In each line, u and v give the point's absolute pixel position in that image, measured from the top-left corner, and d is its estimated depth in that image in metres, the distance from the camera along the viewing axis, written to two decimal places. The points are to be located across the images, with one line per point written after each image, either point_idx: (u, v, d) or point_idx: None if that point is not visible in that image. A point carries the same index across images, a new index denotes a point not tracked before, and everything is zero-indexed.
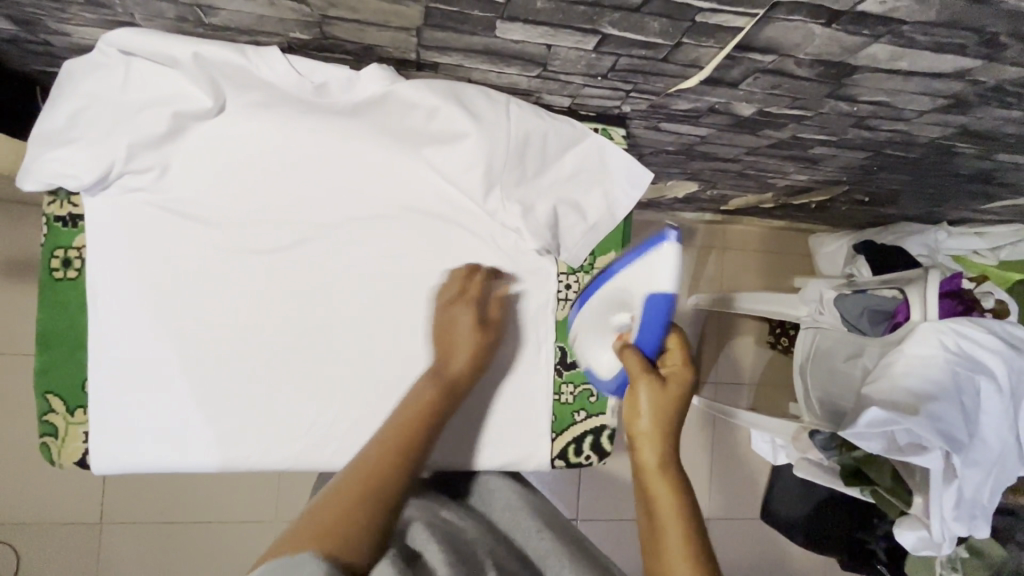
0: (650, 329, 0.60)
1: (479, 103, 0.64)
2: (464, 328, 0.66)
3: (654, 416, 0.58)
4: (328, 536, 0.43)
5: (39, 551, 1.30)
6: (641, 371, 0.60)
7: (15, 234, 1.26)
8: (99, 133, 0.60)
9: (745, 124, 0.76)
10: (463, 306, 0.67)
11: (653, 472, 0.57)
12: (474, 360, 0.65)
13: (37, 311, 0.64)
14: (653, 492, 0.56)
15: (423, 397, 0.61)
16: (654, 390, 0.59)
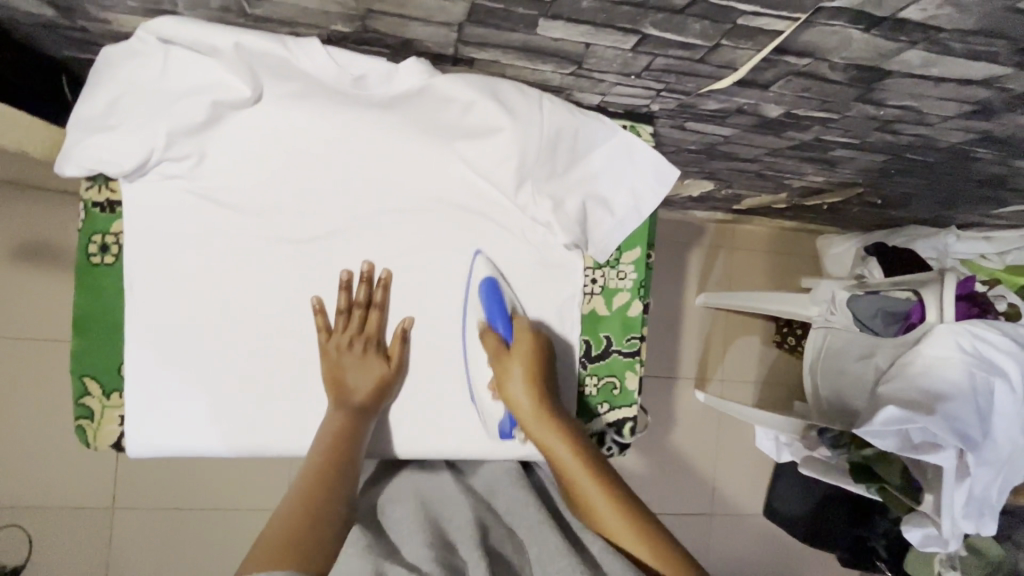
0: (494, 317, 0.69)
1: (514, 98, 0.65)
2: (358, 368, 0.67)
3: (525, 391, 0.66)
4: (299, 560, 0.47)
5: (52, 535, 1.31)
6: (498, 358, 0.68)
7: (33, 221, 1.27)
8: (139, 120, 0.61)
9: (770, 125, 0.77)
10: (362, 344, 0.67)
11: (548, 441, 0.63)
12: (376, 394, 0.67)
13: (75, 296, 0.65)
14: (558, 461, 0.62)
15: (334, 431, 0.63)
16: (518, 365, 0.67)
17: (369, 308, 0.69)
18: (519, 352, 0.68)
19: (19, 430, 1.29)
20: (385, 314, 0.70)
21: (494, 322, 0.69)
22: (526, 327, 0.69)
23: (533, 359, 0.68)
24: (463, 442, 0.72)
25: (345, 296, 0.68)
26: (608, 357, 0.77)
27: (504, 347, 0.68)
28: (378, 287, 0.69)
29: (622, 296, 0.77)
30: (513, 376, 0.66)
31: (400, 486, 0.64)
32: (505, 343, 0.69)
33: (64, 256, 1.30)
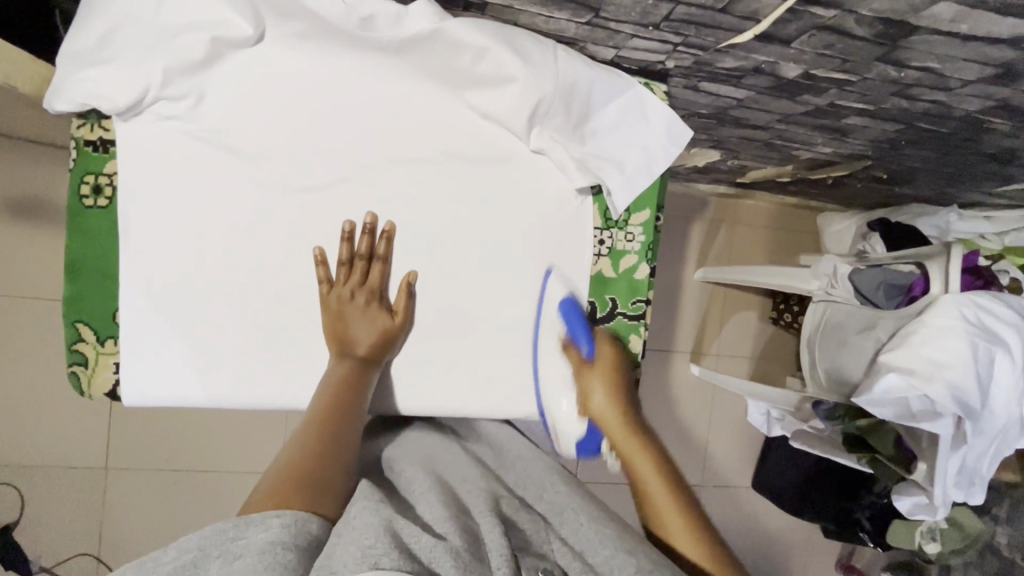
0: (576, 331, 0.72)
1: (527, 46, 0.62)
2: (359, 319, 0.66)
3: (607, 402, 0.69)
4: (309, 495, 0.47)
5: (46, 493, 1.31)
6: (580, 371, 0.71)
7: (24, 174, 1.25)
8: (133, 55, 0.58)
9: (786, 88, 0.76)
10: (367, 296, 0.66)
11: (624, 446, 0.66)
12: (379, 347, 0.66)
13: (66, 239, 0.62)
14: (627, 458, 0.65)
15: (337, 380, 0.63)
16: (596, 376, 0.71)
17: (370, 261, 0.67)
18: (603, 370, 0.71)
19: (10, 388, 1.28)
20: (389, 270, 0.69)
21: (574, 336, 0.72)
22: (611, 345, 0.73)
23: (611, 371, 0.72)
24: (468, 400, 0.71)
25: (348, 246, 0.66)
26: (614, 319, 0.76)
27: (587, 362, 0.71)
28: (380, 239, 0.67)
29: (630, 258, 0.75)
30: (597, 387, 0.70)
31: (409, 453, 0.64)
32: (584, 357, 0.72)
33: (50, 210, 1.27)
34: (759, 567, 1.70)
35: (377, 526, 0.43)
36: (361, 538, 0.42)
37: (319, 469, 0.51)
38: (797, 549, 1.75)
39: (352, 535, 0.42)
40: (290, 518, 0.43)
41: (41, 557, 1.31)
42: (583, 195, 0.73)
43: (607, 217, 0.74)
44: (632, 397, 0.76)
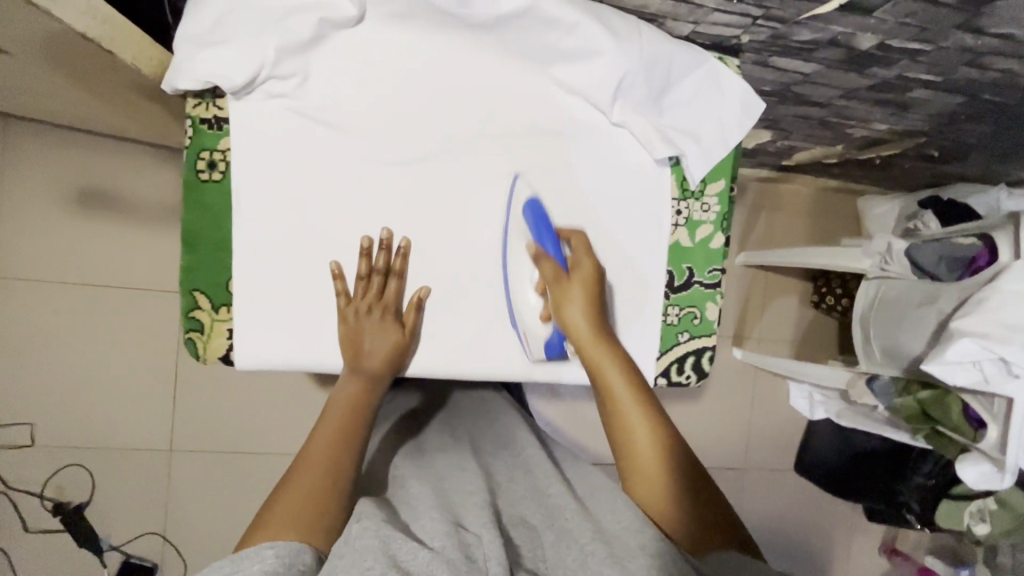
0: (543, 235, 0.70)
1: (616, 23, 0.65)
2: (373, 338, 0.67)
3: (584, 316, 0.68)
4: (306, 525, 0.53)
5: (116, 473, 1.36)
6: (557, 282, 0.69)
7: (99, 168, 1.32)
8: (249, 36, 0.61)
9: (857, 60, 0.78)
10: (381, 312, 0.68)
11: (602, 363, 0.67)
12: (387, 361, 0.68)
13: (183, 210, 0.66)
14: (608, 384, 0.66)
15: (352, 396, 0.65)
16: (579, 293, 0.69)
17: (387, 276, 0.69)
18: (580, 280, 0.70)
19: (83, 373, 1.34)
20: (419, 281, 0.71)
21: (542, 241, 0.70)
22: (582, 254, 0.71)
23: (592, 291, 0.70)
24: (552, 366, 0.74)
25: (366, 260, 0.68)
26: (690, 288, 0.77)
27: (565, 274, 0.69)
28: (396, 256, 0.69)
29: (706, 228, 0.77)
30: (572, 293, 0.68)
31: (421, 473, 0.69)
32: (557, 267, 0.70)
33: (115, 201, 1.33)
34: (804, 550, 1.72)
35: (377, 548, 0.49)
36: (359, 561, 0.47)
37: (308, 503, 0.55)
38: (842, 532, 1.74)
39: (352, 557, 0.48)
40: (283, 548, 0.50)
41: (112, 535, 1.37)
42: (663, 163, 0.74)
43: (683, 187, 0.76)
44: (709, 362, 0.79)
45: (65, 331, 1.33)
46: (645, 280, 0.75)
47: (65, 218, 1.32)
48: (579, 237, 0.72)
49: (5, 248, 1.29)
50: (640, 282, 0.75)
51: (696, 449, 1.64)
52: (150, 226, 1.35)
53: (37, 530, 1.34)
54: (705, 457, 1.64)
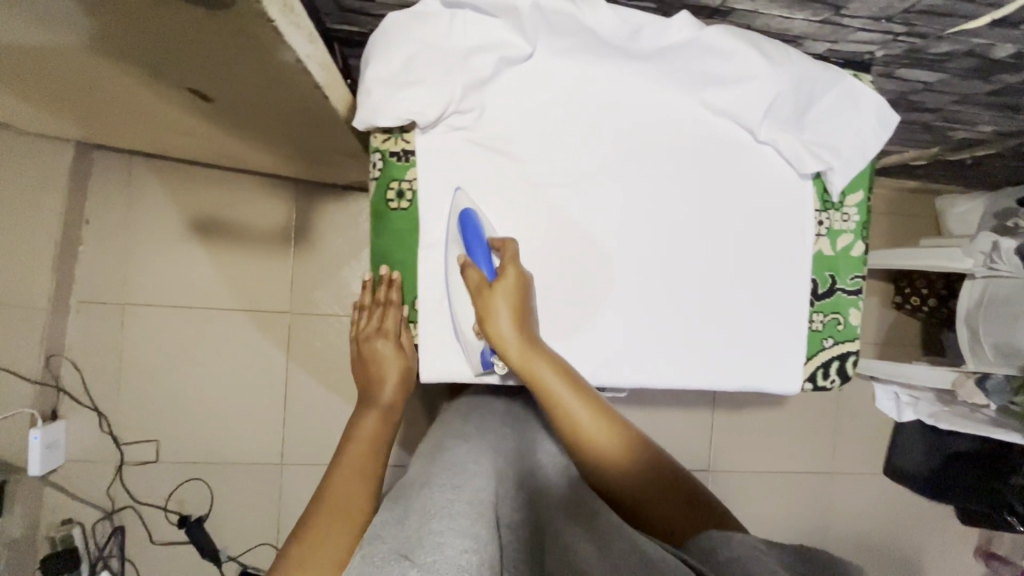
0: (473, 247, 0.69)
1: (769, 47, 0.69)
2: (379, 362, 0.74)
3: (509, 323, 0.65)
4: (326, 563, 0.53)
5: (231, 487, 1.43)
6: (480, 293, 0.67)
7: (211, 198, 1.41)
8: (437, 77, 0.67)
9: (986, 68, 0.81)
10: (382, 339, 0.75)
11: (531, 362, 0.65)
12: (398, 384, 0.74)
13: (374, 236, 0.75)
14: (542, 381, 0.65)
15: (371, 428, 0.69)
16: (502, 301, 0.66)
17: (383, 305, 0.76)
18: (503, 290, 0.66)
19: (201, 392, 1.42)
20: (586, 295, 0.75)
21: (471, 253, 0.69)
22: (505, 259, 0.69)
23: (516, 296, 0.67)
24: (711, 375, 0.77)
25: (368, 293, 0.77)
26: (833, 294, 0.81)
27: (487, 283, 0.67)
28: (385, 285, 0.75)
29: (846, 237, 0.80)
30: (493, 299, 0.66)
31: (434, 469, 0.61)
32: (484, 277, 0.68)
33: (226, 228, 1.42)
34: (897, 554, 1.69)
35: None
36: None
37: (331, 541, 0.55)
38: (935, 536, 1.72)
39: None
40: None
41: (228, 546, 1.43)
42: (804, 177, 0.78)
43: (824, 198, 0.80)
44: (853, 366, 0.82)
45: (183, 353, 1.41)
46: (796, 288, 0.79)
47: (183, 246, 1.41)
48: (510, 246, 0.70)
49: (134, 275, 1.39)
50: (786, 286, 0.78)
51: (782, 454, 1.64)
52: (260, 250, 1.42)
53: (161, 541, 1.41)
54: (792, 461, 1.65)
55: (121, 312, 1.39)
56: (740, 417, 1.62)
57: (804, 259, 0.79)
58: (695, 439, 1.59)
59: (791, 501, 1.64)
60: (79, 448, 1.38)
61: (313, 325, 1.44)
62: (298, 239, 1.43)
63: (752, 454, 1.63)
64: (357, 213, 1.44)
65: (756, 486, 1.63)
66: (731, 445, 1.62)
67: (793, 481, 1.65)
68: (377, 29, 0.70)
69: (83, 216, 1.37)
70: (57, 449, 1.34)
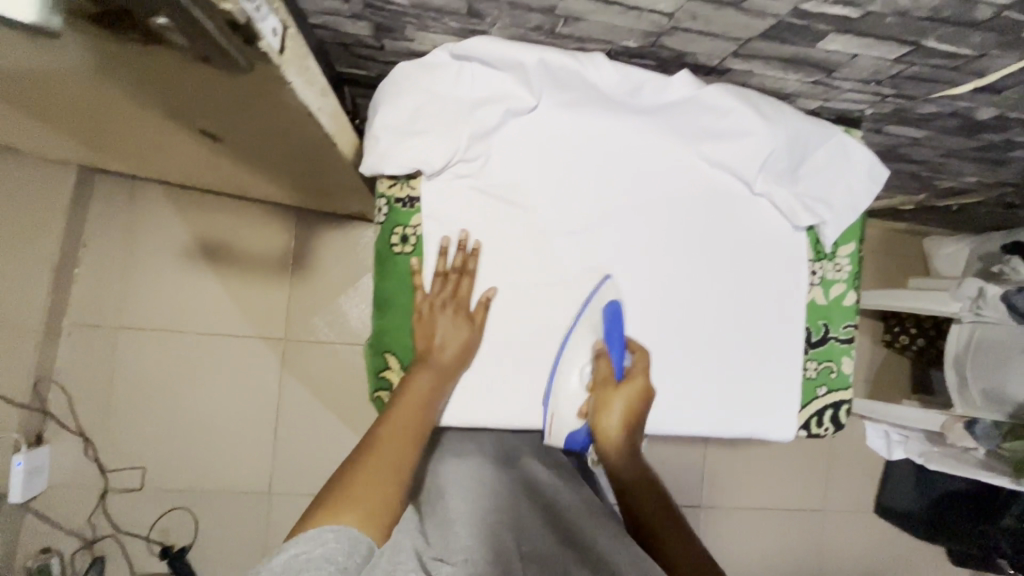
0: (613, 341, 0.73)
1: (763, 104, 0.72)
2: (444, 328, 0.70)
3: (619, 427, 0.71)
4: (370, 510, 0.51)
5: (217, 516, 1.40)
6: (606, 387, 0.72)
7: (209, 223, 1.41)
8: (443, 126, 0.70)
9: (971, 127, 0.84)
10: (451, 308, 0.71)
11: (627, 472, 0.70)
12: (459, 358, 0.70)
13: (378, 279, 0.76)
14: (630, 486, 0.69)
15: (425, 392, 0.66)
16: (622, 405, 0.71)
17: (460, 274, 0.73)
18: (630, 393, 0.72)
19: (190, 418, 1.40)
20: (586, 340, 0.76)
21: (609, 345, 0.73)
22: (640, 368, 0.73)
23: (635, 405, 0.72)
24: (707, 423, 0.78)
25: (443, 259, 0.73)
26: (827, 342, 0.82)
27: (615, 382, 0.72)
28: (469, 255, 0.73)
29: (839, 287, 0.82)
30: (617, 400, 0.71)
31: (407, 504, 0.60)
32: (614, 375, 0.73)
33: (224, 253, 1.42)
34: None
35: None
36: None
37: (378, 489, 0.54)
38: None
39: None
40: (345, 532, 0.49)
41: None
42: (799, 229, 0.81)
43: (818, 249, 0.82)
44: (845, 414, 0.83)
45: (175, 378, 1.39)
46: (791, 337, 0.80)
47: (180, 271, 1.40)
48: (645, 355, 0.74)
49: (129, 298, 1.39)
50: (780, 333, 0.80)
51: (775, 490, 1.64)
52: (256, 276, 1.42)
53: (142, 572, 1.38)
54: (784, 498, 1.64)
55: (113, 336, 1.38)
56: (732, 452, 1.62)
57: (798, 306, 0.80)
58: (689, 474, 1.59)
59: (784, 539, 1.63)
60: (62, 474, 1.36)
61: (308, 353, 1.43)
62: (296, 266, 1.44)
63: (745, 490, 1.62)
64: (356, 241, 1.44)
65: (748, 522, 1.62)
66: (724, 480, 1.61)
67: (786, 519, 1.64)
68: (385, 77, 0.72)
69: (81, 240, 1.37)
70: (40, 476, 1.32)
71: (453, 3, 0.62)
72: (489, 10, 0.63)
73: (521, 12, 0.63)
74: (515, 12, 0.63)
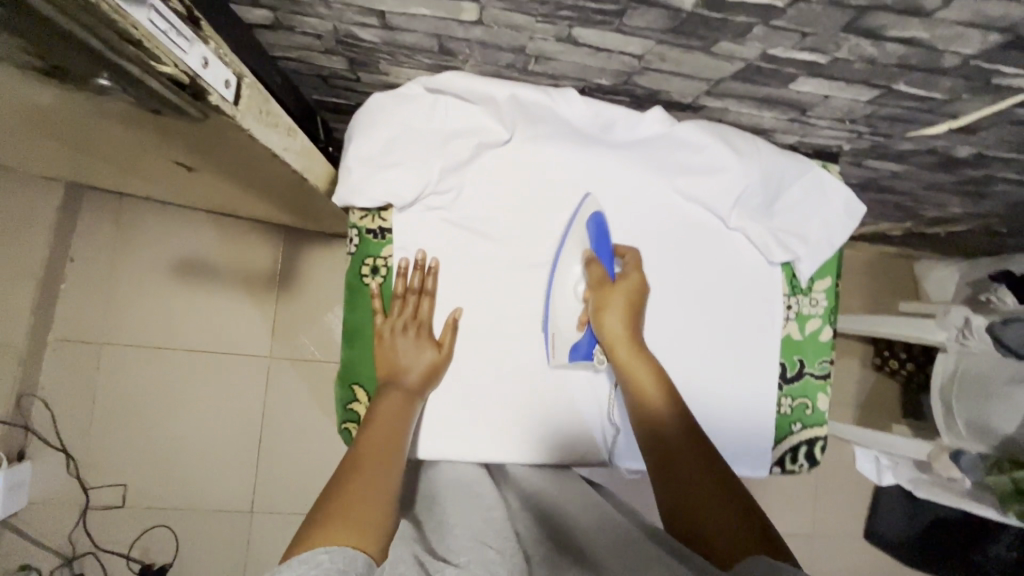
0: (601, 245, 0.73)
1: (737, 141, 0.72)
2: (409, 349, 0.70)
3: (621, 326, 0.69)
4: (360, 530, 0.49)
5: (198, 535, 1.39)
6: (601, 288, 0.71)
7: (197, 240, 1.42)
8: (414, 160, 0.70)
9: (950, 163, 0.83)
10: (415, 329, 0.71)
11: (637, 368, 0.67)
12: (426, 377, 0.70)
13: (347, 309, 0.76)
14: (640, 387, 0.67)
15: (395, 414, 0.65)
16: (620, 303, 0.70)
17: (420, 294, 0.73)
18: (624, 289, 0.71)
19: (173, 434, 1.39)
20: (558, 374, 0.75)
21: (597, 250, 0.73)
22: (633, 266, 0.73)
23: (634, 300, 0.71)
24: None
25: (401, 281, 0.73)
26: (802, 378, 0.81)
27: (610, 280, 0.71)
28: (428, 274, 0.73)
29: (815, 321, 0.82)
30: (615, 296, 0.70)
31: None
32: (607, 276, 0.72)
33: (210, 270, 1.42)
34: None
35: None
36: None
37: (362, 511, 0.51)
38: None
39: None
40: (341, 552, 0.46)
41: None
42: (773, 264, 0.80)
43: (793, 283, 0.81)
44: (821, 451, 0.82)
45: (159, 394, 1.39)
46: (767, 372, 0.80)
47: (166, 287, 1.41)
48: (632, 254, 0.74)
49: (115, 313, 1.39)
50: (755, 369, 0.79)
51: (763, 515, 1.62)
52: (243, 293, 1.42)
53: None
54: (773, 522, 1.63)
55: (98, 351, 1.38)
56: None
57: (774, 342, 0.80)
58: None
59: None
60: (44, 489, 1.35)
61: (293, 370, 1.43)
62: (283, 283, 1.43)
63: None
64: (343, 259, 1.44)
65: None
66: None
67: None
68: (358, 111, 0.72)
69: (68, 254, 1.38)
70: (21, 491, 1.31)
71: (424, 41, 0.62)
72: (459, 48, 0.63)
73: (491, 50, 0.63)
74: (485, 50, 0.63)
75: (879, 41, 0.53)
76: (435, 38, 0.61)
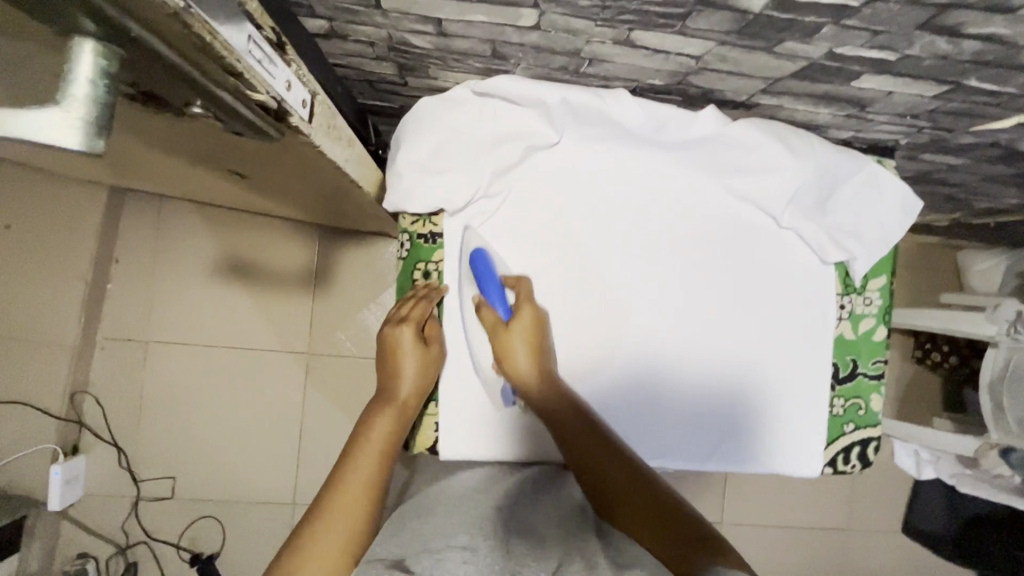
0: (490, 290, 0.72)
1: (793, 139, 0.71)
2: (408, 353, 0.71)
3: (526, 366, 0.70)
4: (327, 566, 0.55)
5: (242, 525, 1.43)
6: (497, 332, 0.71)
7: (235, 239, 1.44)
8: (465, 165, 0.70)
9: (1012, 157, 0.80)
10: (410, 329, 0.71)
11: (550, 409, 0.69)
12: (423, 383, 0.71)
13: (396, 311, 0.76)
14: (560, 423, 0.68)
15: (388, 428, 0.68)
16: (521, 342, 0.70)
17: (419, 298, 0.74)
18: (519, 328, 0.71)
19: (216, 429, 1.43)
20: (609, 376, 0.75)
21: (487, 293, 0.72)
22: (524, 299, 0.72)
23: (531, 335, 0.71)
24: (731, 461, 0.77)
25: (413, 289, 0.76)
26: (855, 379, 0.80)
27: (503, 322, 0.71)
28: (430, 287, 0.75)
29: (868, 321, 0.81)
30: (511, 339, 0.70)
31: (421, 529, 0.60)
32: (501, 318, 0.72)
33: (247, 269, 1.45)
34: None
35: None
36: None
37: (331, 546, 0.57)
38: None
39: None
40: None
41: None
42: (826, 263, 0.79)
43: (847, 282, 0.80)
44: (874, 452, 0.81)
45: (201, 390, 1.43)
46: (821, 372, 0.79)
47: (205, 286, 1.44)
48: (523, 283, 0.73)
49: (158, 313, 1.43)
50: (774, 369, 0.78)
51: (797, 508, 1.61)
52: (280, 291, 1.45)
53: None
54: (807, 516, 1.62)
55: (143, 349, 1.42)
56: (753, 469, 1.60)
57: (801, 344, 0.78)
58: (709, 489, 1.57)
59: (805, 557, 1.61)
60: (97, 481, 1.41)
61: (329, 366, 1.45)
62: (318, 281, 1.46)
63: (766, 508, 1.60)
64: (376, 256, 1.46)
65: (770, 540, 1.60)
66: (746, 496, 1.59)
67: (808, 537, 1.61)
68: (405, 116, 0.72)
69: (113, 254, 1.42)
70: (77, 484, 1.37)
71: (478, 46, 0.62)
72: (513, 53, 0.63)
73: (546, 54, 0.62)
74: (540, 54, 0.62)
75: (956, 38, 0.51)
76: (490, 43, 0.61)
